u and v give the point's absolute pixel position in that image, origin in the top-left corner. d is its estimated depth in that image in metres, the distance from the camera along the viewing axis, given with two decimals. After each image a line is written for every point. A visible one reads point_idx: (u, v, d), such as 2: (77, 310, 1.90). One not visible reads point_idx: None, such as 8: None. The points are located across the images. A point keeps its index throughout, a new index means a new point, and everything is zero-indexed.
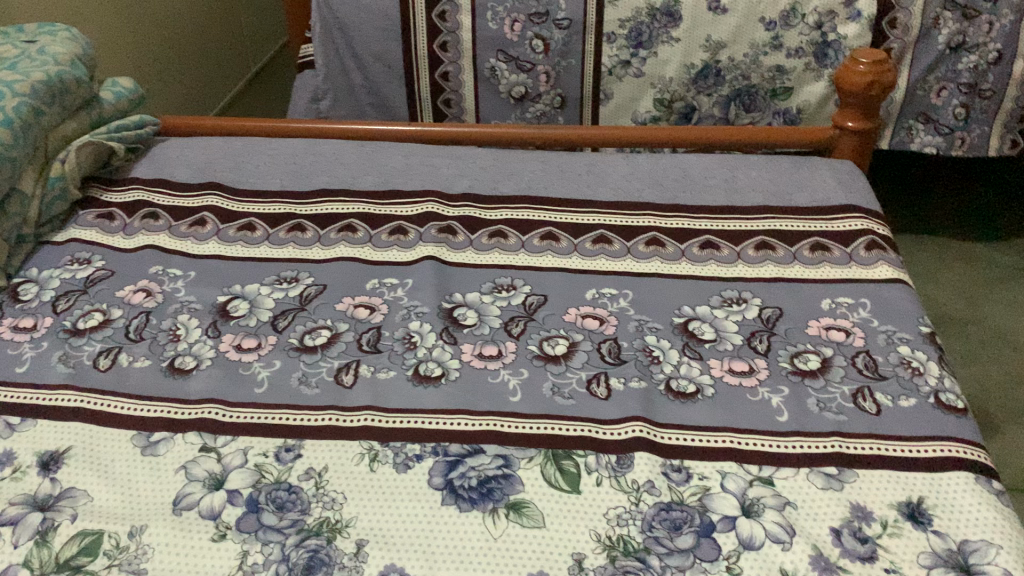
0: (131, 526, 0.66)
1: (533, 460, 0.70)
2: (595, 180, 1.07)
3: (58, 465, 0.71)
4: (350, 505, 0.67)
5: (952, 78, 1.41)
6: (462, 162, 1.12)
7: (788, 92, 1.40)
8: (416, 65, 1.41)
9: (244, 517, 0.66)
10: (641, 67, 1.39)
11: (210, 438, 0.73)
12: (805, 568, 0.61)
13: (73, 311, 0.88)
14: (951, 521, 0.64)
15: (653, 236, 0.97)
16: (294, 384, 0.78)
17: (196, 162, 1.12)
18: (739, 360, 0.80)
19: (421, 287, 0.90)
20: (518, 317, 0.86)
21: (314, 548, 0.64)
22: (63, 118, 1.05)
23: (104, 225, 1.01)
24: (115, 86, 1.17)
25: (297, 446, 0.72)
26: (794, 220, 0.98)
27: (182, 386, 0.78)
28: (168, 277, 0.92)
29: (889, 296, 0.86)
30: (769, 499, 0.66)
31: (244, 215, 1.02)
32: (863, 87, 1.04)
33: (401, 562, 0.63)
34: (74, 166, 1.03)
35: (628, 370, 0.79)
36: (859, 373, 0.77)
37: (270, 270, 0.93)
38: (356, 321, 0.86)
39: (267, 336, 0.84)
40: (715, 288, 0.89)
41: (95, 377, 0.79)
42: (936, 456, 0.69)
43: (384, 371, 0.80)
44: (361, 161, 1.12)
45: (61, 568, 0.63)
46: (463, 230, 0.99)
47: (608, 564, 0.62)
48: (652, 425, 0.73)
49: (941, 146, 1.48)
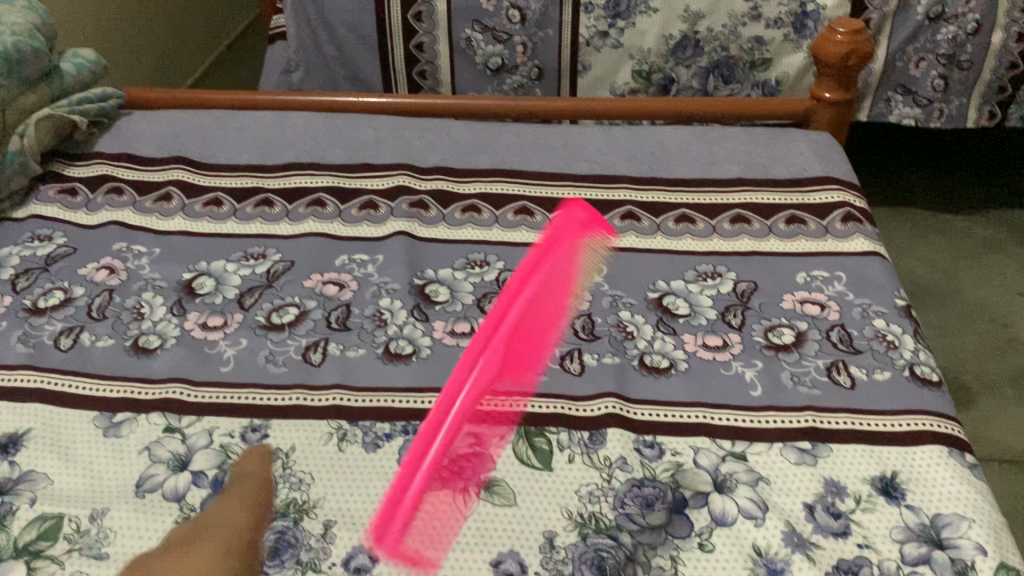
0: (92, 509, 0.64)
1: (505, 438, 0.69)
2: (570, 152, 1.06)
3: (17, 448, 0.69)
4: (318, 486, 0.66)
5: (931, 48, 1.40)
6: (435, 135, 1.09)
7: (767, 64, 1.38)
8: (390, 36, 1.38)
9: (209, 499, 0.65)
10: (619, 38, 1.37)
11: (175, 418, 0.71)
12: (777, 544, 0.61)
13: (34, 289, 0.85)
14: (924, 495, 0.63)
15: (628, 210, 0.96)
16: (261, 363, 0.77)
17: (162, 136, 1.09)
18: (713, 334, 0.79)
19: (392, 263, 0.88)
20: (490, 293, 0.84)
21: (281, 530, 0.62)
22: (21, 90, 1.02)
23: (66, 201, 0.99)
24: (77, 58, 1.13)
25: (264, 426, 0.70)
26: (770, 193, 0.97)
27: (146, 365, 0.77)
28: (132, 255, 0.90)
29: (865, 269, 0.85)
30: (743, 474, 0.66)
31: (211, 190, 1.00)
32: (840, 57, 1.03)
33: (370, 542, 0.62)
34: (34, 140, 1.01)
35: (602, 346, 0.78)
36: (834, 347, 0.77)
37: (237, 246, 0.91)
38: (325, 298, 0.84)
39: (234, 313, 0.82)
40: (690, 263, 0.88)
41: (56, 357, 0.77)
42: (909, 430, 0.68)
43: (354, 349, 0.78)
44: (332, 134, 1.09)
45: (20, 553, 0.61)
46: (436, 204, 0.98)
47: (579, 541, 0.61)
48: (625, 401, 0.72)
49: (920, 117, 1.48)
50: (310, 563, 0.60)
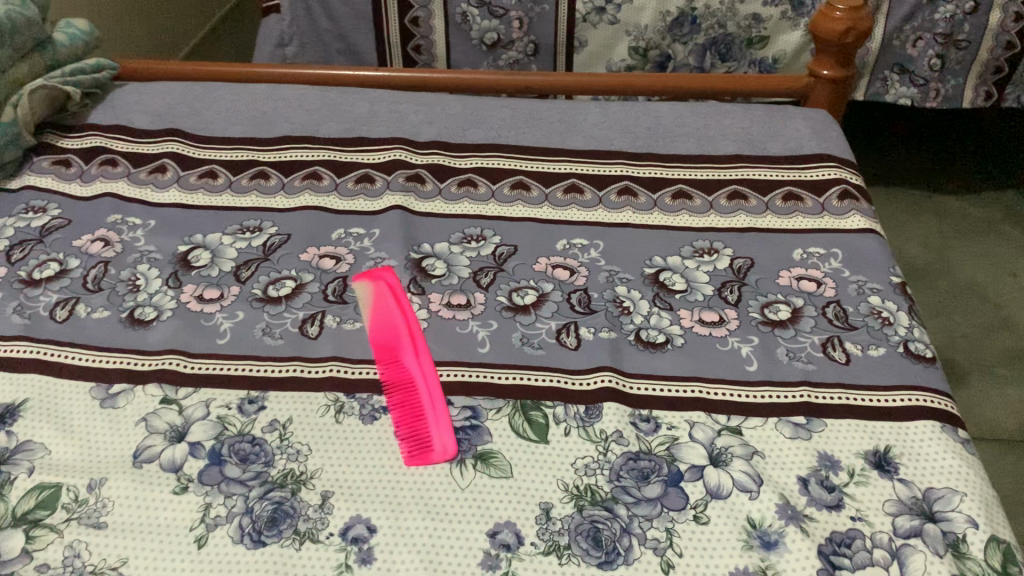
0: (90, 479, 0.64)
1: (501, 411, 0.69)
2: (566, 128, 1.05)
3: (14, 418, 0.69)
4: (315, 457, 0.66)
5: (928, 27, 1.40)
6: (431, 109, 1.09)
7: (764, 41, 1.38)
8: (385, 10, 1.37)
9: (206, 470, 0.65)
10: (616, 14, 1.36)
11: (172, 389, 0.71)
12: (772, 516, 0.61)
13: (29, 260, 0.85)
14: (917, 469, 0.64)
15: (625, 185, 0.96)
16: (258, 335, 0.77)
17: (156, 109, 1.09)
18: (709, 310, 0.79)
19: (388, 237, 0.88)
20: (487, 267, 0.84)
21: (279, 500, 0.63)
22: (14, 60, 1.01)
23: (60, 172, 0.98)
24: (70, 28, 1.12)
25: (261, 398, 0.71)
26: (767, 170, 0.97)
27: (142, 337, 0.76)
28: (127, 227, 0.90)
29: (860, 246, 0.86)
30: (738, 448, 0.66)
31: (206, 162, 1.00)
32: (839, 34, 1.02)
33: (367, 512, 0.62)
34: (27, 111, 1.00)
35: (598, 320, 0.78)
36: (830, 323, 0.77)
37: (233, 219, 0.91)
38: (321, 271, 0.84)
39: (230, 286, 0.82)
40: (687, 238, 0.88)
41: (51, 328, 0.77)
42: (903, 405, 0.69)
43: (350, 322, 0.78)
44: (328, 107, 1.09)
45: (19, 522, 0.61)
46: (432, 179, 0.97)
47: (576, 513, 0.62)
48: (621, 375, 0.73)
49: (916, 96, 1.47)
50: (307, 533, 0.61)
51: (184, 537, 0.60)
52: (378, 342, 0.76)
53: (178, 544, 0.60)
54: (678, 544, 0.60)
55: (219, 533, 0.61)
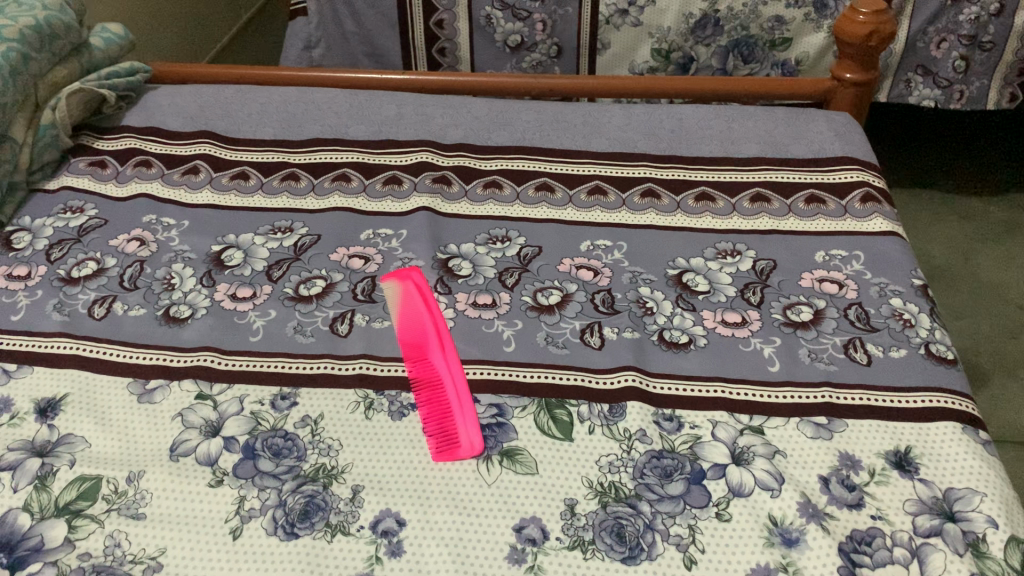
0: (129, 471, 0.66)
1: (527, 409, 0.71)
2: (590, 130, 1.07)
3: (56, 412, 0.71)
4: (346, 452, 0.68)
5: (953, 29, 1.39)
6: (457, 112, 1.11)
7: (786, 43, 1.38)
8: (411, 13, 1.39)
9: (241, 464, 0.67)
10: (639, 16, 1.37)
11: (207, 385, 0.73)
12: (793, 514, 0.62)
13: (68, 259, 0.88)
14: (938, 469, 0.65)
15: (648, 187, 0.97)
16: (289, 333, 0.79)
17: (188, 110, 1.11)
18: (732, 311, 0.80)
19: (416, 237, 0.90)
20: (513, 267, 0.86)
21: (311, 494, 0.65)
22: (53, 64, 1.04)
23: (96, 173, 1.01)
24: (105, 32, 1.15)
25: (293, 394, 0.72)
26: (789, 172, 0.98)
27: (177, 334, 0.79)
28: (162, 227, 0.92)
29: (883, 248, 0.86)
30: (760, 447, 0.67)
31: (238, 164, 1.02)
32: (863, 37, 1.03)
33: (396, 506, 0.64)
34: (65, 113, 1.03)
35: (622, 320, 0.79)
36: (851, 325, 0.78)
37: (264, 219, 0.93)
38: (351, 271, 0.86)
39: (262, 285, 0.84)
40: (710, 240, 0.89)
41: (90, 325, 0.80)
42: (923, 406, 0.70)
43: (379, 320, 0.80)
44: (356, 109, 1.11)
45: (61, 512, 0.63)
46: (458, 180, 0.99)
47: (600, 509, 0.63)
48: (645, 374, 0.74)
49: (939, 99, 1.47)
50: (338, 526, 0.62)
51: (220, 529, 0.62)
52: (407, 340, 0.78)
53: (214, 535, 0.62)
54: (700, 540, 0.61)
55: (253, 524, 0.63)
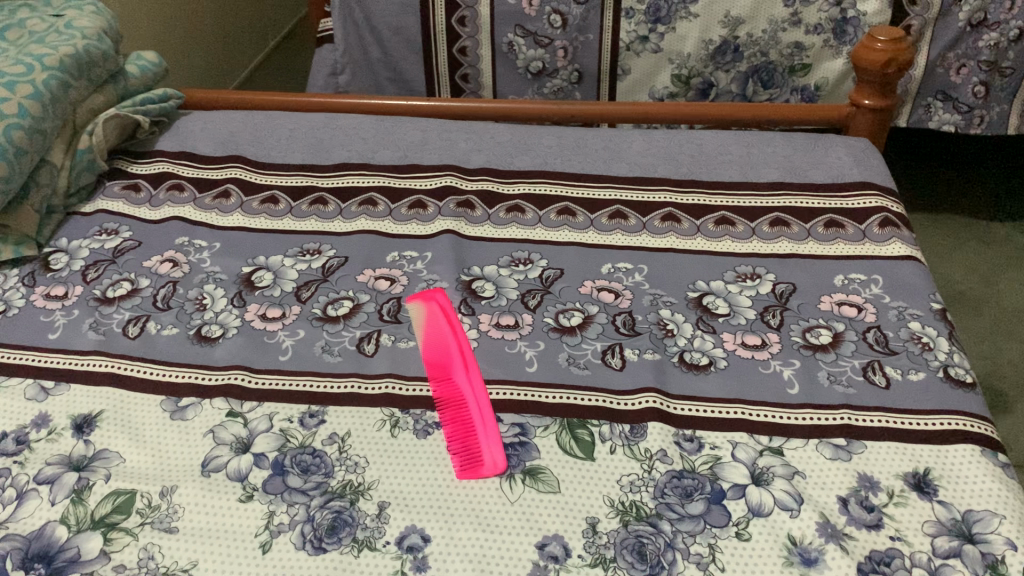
0: (162, 486, 0.68)
1: (549, 428, 0.72)
2: (611, 155, 1.08)
3: (91, 428, 0.73)
4: (372, 469, 0.69)
5: (972, 55, 1.40)
6: (480, 137, 1.13)
7: (806, 69, 1.40)
8: (435, 40, 1.42)
9: (270, 479, 0.69)
10: (659, 42, 1.39)
11: (237, 404, 0.75)
12: (812, 534, 0.63)
13: (103, 280, 0.90)
14: (956, 491, 0.65)
15: (668, 211, 0.98)
16: (317, 352, 0.81)
17: (219, 136, 1.14)
18: (752, 333, 0.81)
19: (440, 260, 0.92)
20: (535, 289, 0.88)
21: (338, 510, 0.66)
22: (90, 91, 1.07)
23: (131, 197, 1.04)
24: (140, 60, 1.19)
25: (321, 412, 0.74)
26: (808, 196, 0.99)
27: (208, 353, 0.81)
28: (193, 249, 0.95)
29: (901, 273, 0.87)
30: (779, 468, 0.68)
31: (267, 188, 1.05)
32: (881, 64, 1.04)
33: (420, 522, 0.65)
34: (101, 138, 1.06)
35: (642, 342, 0.81)
36: (870, 348, 0.79)
37: (292, 242, 0.95)
38: (377, 292, 0.88)
39: (291, 306, 0.86)
40: (730, 264, 0.90)
41: (124, 343, 0.82)
42: (942, 429, 0.70)
43: (404, 340, 0.82)
44: (382, 135, 1.13)
45: (97, 525, 0.65)
46: (481, 204, 1.01)
47: (621, 528, 0.64)
48: (666, 396, 0.75)
49: (960, 123, 1.48)
50: (366, 541, 0.64)
51: (250, 543, 0.64)
52: (431, 360, 0.79)
53: (244, 549, 0.64)
54: (720, 559, 0.62)
55: (282, 539, 0.64)
